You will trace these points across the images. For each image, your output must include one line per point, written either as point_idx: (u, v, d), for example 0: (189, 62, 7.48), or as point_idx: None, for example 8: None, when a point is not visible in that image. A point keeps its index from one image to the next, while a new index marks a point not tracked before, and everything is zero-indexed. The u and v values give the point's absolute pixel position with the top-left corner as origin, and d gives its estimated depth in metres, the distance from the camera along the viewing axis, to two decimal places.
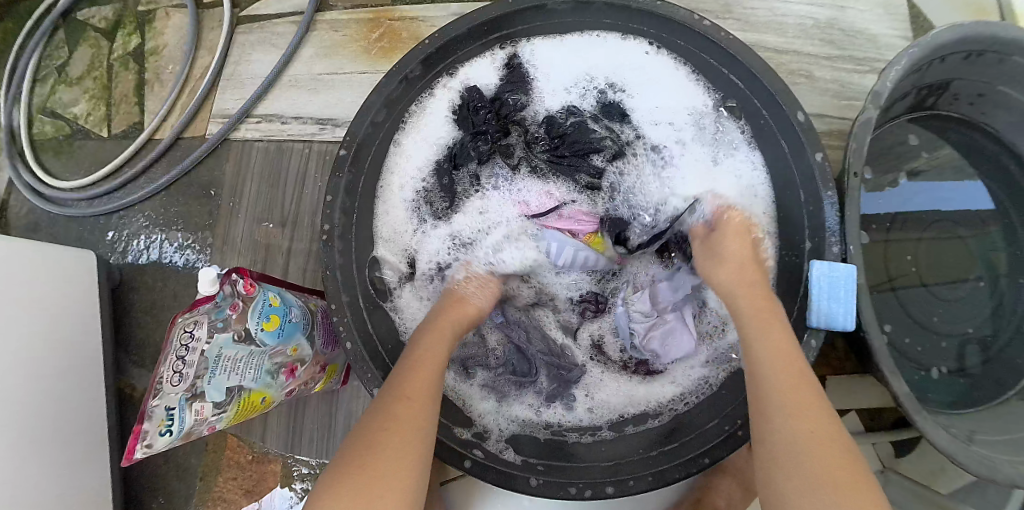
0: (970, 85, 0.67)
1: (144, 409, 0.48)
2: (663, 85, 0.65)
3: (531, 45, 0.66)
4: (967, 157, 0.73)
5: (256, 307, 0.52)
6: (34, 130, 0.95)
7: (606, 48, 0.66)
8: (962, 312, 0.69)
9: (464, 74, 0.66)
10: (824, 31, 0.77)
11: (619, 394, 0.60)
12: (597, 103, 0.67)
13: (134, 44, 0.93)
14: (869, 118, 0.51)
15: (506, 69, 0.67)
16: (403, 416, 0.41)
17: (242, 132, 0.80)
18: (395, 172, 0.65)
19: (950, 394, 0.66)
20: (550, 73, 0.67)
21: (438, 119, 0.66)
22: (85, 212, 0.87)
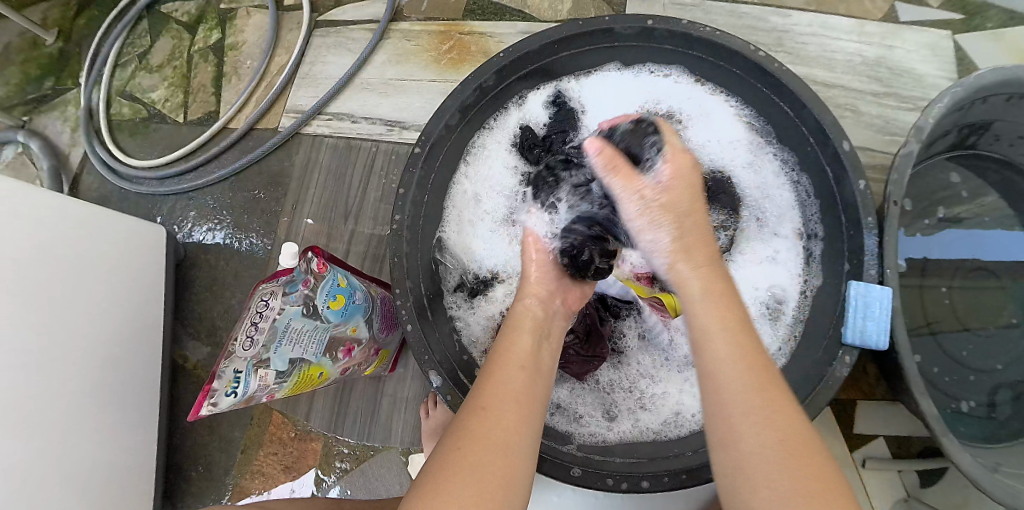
0: (1011, 127, 0.69)
1: (215, 369, 0.52)
2: (695, 105, 0.70)
3: (577, 83, 0.71)
4: (1010, 196, 0.74)
5: (325, 286, 0.56)
6: (113, 111, 1.02)
7: (639, 80, 0.71)
8: (996, 347, 0.70)
9: (515, 112, 0.70)
10: (872, 69, 0.80)
11: (631, 417, 0.61)
12: None
13: (214, 39, 1.00)
14: (909, 151, 0.54)
15: (551, 106, 0.71)
16: (475, 430, 0.38)
17: (312, 128, 0.85)
18: (462, 194, 0.69)
19: (983, 429, 0.67)
20: (598, 111, 0.72)
21: (494, 152, 0.70)
22: (157, 191, 0.93)
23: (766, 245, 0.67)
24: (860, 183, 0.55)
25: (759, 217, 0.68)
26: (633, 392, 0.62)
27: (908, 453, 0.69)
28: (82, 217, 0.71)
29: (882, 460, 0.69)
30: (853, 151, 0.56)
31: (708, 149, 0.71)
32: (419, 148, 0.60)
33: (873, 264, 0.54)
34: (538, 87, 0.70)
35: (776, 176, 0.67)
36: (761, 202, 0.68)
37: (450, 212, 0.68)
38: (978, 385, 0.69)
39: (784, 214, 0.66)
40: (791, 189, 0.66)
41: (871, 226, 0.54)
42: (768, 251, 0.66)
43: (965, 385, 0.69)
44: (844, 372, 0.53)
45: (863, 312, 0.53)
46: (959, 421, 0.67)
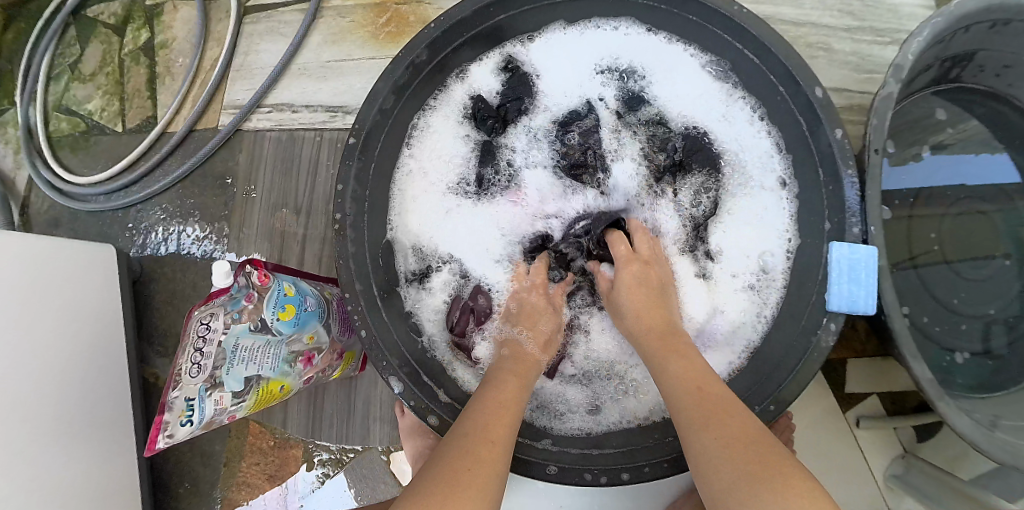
0: (996, 56, 0.65)
1: (164, 401, 0.50)
2: (658, 58, 0.65)
3: (530, 45, 0.66)
4: (994, 128, 0.71)
5: (272, 297, 0.53)
6: (50, 127, 0.96)
7: (585, 38, 0.66)
8: (989, 291, 0.67)
9: (467, 81, 0.66)
10: (842, 2, 0.75)
11: (614, 409, 0.59)
12: (622, 92, 0.67)
13: (145, 38, 0.94)
14: (891, 92, 0.50)
15: (504, 74, 0.67)
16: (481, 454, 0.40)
17: (254, 122, 0.80)
18: (413, 176, 0.66)
19: (973, 377, 0.65)
20: (551, 73, 0.67)
21: (446, 128, 0.66)
22: (103, 207, 0.89)
23: (749, 202, 0.63)
24: (837, 132, 0.51)
25: (736, 172, 0.63)
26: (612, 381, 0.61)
27: (903, 410, 0.68)
28: (25, 244, 0.67)
29: (874, 418, 0.67)
30: (828, 97, 0.51)
31: (674, 104, 0.66)
32: (355, 138, 0.55)
33: (857, 221, 0.51)
34: (489, 54, 0.65)
35: (747, 129, 0.63)
36: (735, 159, 0.63)
37: (399, 194, 0.65)
38: (970, 333, 0.66)
39: (759, 168, 0.62)
40: (760, 140, 0.62)
41: (852, 174, 0.51)
42: (749, 215, 0.62)
43: (957, 333, 0.66)
44: (830, 341, 0.50)
45: (848, 276, 0.50)
46: (955, 373, 0.65)
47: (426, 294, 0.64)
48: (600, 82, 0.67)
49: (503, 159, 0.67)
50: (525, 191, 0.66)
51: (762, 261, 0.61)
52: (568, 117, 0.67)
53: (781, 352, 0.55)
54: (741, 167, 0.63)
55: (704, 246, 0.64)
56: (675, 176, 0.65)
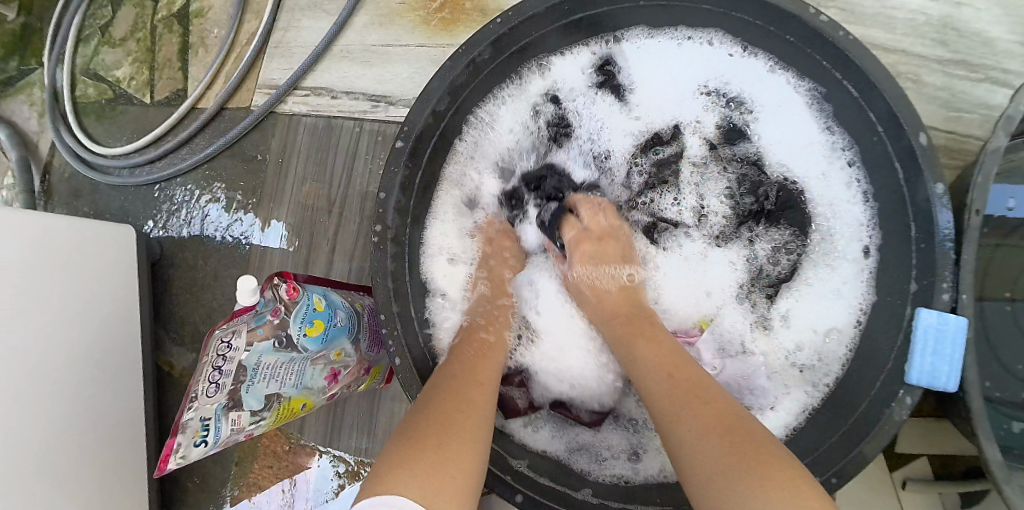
0: None
1: (178, 422, 0.45)
2: (764, 87, 0.59)
3: (620, 44, 0.61)
4: None
5: (300, 312, 0.47)
6: (77, 92, 0.92)
7: (684, 50, 0.60)
8: None
9: (558, 75, 0.62)
10: (936, 31, 0.67)
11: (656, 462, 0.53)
12: (722, 122, 0.63)
13: (179, 5, 0.88)
14: (999, 146, 0.41)
15: (598, 73, 0.63)
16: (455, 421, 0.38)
17: (288, 106, 0.75)
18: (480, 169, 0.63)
19: None
20: (645, 78, 0.63)
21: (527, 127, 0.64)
22: (127, 182, 0.85)
23: (833, 267, 0.57)
24: (938, 187, 0.44)
25: (826, 240, 0.58)
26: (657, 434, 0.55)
27: (952, 475, 0.60)
28: (38, 225, 0.62)
29: (920, 481, 0.60)
30: (932, 145, 0.44)
31: (776, 149, 0.61)
32: (401, 141, 0.49)
33: (947, 288, 0.43)
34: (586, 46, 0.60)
35: (847, 187, 0.56)
36: (828, 215, 0.58)
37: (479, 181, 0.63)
38: None
39: (854, 233, 0.56)
40: (857, 207, 0.55)
41: (948, 237, 0.44)
42: (823, 286, 0.58)
43: None
44: (904, 417, 0.44)
45: (932, 349, 0.43)
46: None
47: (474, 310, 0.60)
48: (703, 104, 0.63)
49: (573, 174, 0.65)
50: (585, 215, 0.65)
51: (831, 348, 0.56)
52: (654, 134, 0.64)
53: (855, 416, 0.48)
54: (837, 225, 0.57)
55: (776, 310, 0.59)
56: (755, 222, 0.62)
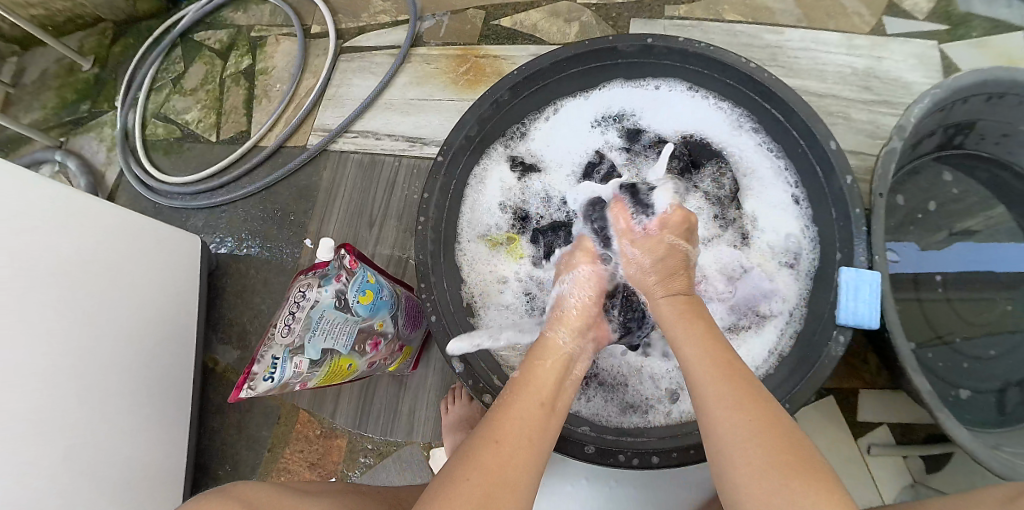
0: (995, 125, 0.75)
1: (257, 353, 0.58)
2: (633, 95, 0.74)
3: (516, 141, 0.74)
4: (1001, 194, 0.79)
5: (356, 281, 0.61)
6: (147, 131, 1.08)
7: (563, 115, 0.75)
8: (989, 334, 0.74)
9: (485, 172, 0.73)
10: (863, 78, 0.86)
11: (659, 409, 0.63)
12: (621, 133, 0.75)
13: (246, 64, 1.07)
14: (893, 148, 0.61)
15: (510, 160, 0.74)
16: (498, 457, 0.41)
17: (338, 145, 0.91)
18: (470, 240, 0.71)
19: (981, 412, 0.71)
20: (551, 144, 0.75)
21: (494, 195, 0.73)
22: (189, 205, 0.99)
23: (761, 204, 0.71)
24: (848, 179, 0.60)
25: (748, 176, 0.72)
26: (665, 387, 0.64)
27: (913, 439, 0.74)
28: (122, 223, 0.75)
29: (886, 446, 0.74)
30: (840, 150, 0.60)
31: (664, 126, 0.75)
32: (440, 159, 0.65)
33: (863, 251, 0.58)
34: (484, 155, 0.72)
35: (747, 145, 0.72)
36: (743, 163, 0.72)
37: (469, 277, 0.70)
38: (974, 371, 0.73)
39: (757, 162, 0.71)
40: (744, 139, 0.72)
41: (861, 217, 0.59)
42: (770, 199, 0.70)
43: (962, 373, 0.73)
44: (840, 353, 0.57)
45: (854, 295, 0.57)
46: (962, 408, 0.71)
47: (503, 311, 0.69)
48: (602, 131, 0.76)
49: (558, 210, 0.73)
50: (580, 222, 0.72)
51: (797, 246, 0.68)
52: (586, 169, 0.75)
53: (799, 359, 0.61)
54: (752, 175, 0.71)
55: (744, 216, 0.72)
56: (692, 175, 0.73)
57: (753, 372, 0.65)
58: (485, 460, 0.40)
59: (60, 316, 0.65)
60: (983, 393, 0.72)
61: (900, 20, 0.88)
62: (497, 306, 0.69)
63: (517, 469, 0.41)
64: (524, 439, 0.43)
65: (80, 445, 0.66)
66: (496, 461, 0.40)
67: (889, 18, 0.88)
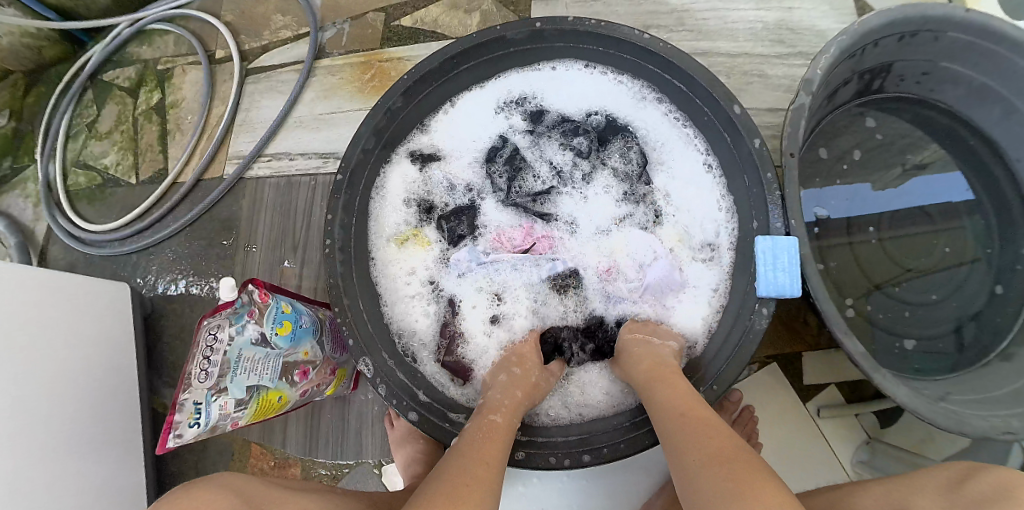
0: (914, 65, 0.70)
1: (175, 403, 0.55)
2: (535, 78, 0.72)
3: (418, 135, 0.72)
4: (926, 130, 0.75)
5: (271, 314, 0.59)
6: (68, 181, 1.05)
7: (466, 102, 0.72)
8: (929, 279, 0.71)
9: (389, 168, 0.70)
10: (774, 32, 0.83)
11: (582, 399, 0.62)
12: (525, 115, 0.73)
13: (156, 99, 1.04)
14: (801, 104, 0.55)
15: (414, 154, 0.71)
16: (465, 490, 0.40)
17: (254, 171, 0.89)
18: (377, 241, 0.68)
19: (929, 362, 0.68)
20: (455, 135, 0.72)
21: (398, 192, 0.70)
22: (118, 251, 0.97)
23: (673, 177, 0.68)
24: (756, 142, 0.56)
25: (655, 149, 0.69)
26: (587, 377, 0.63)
27: (860, 397, 0.71)
28: (48, 284, 0.72)
29: (836, 407, 0.70)
30: (745, 113, 0.57)
31: (568, 104, 0.72)
32: (340, 174, 0.62)
33: (778, 217, 0.54)
34: (387, 152, 0.69)
35: (654, 116, 0.69)
36: (649, 137, 0.69)
37: (380, 281, 0.67)
38: (917, 319, 0.70)
39: (665, 133, 0.69)
40: (649, 111, 0.69)
41: (772, 181, 0.55)
42: (682, 172, 0.68)
43: (907, 321, 0.70)
44: (763, 324, 0.53)
45: (771, 264, 0.54)
46: (908, 360, 0.68)
47: (414, 314, 0.66)
48: (506, 115, 0.73)
49: (463, 198, 0.71)
50: (487, 210, 0.70)
51: (713, 216, 0.65)
52: (490, 154, 0.72)
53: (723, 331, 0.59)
54: (660, 148, 0.69)
55: (656, 192, 0.68)
56: (601, 153, 0.70)
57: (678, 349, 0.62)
58: (450, 495, 0.39)
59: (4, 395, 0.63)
60: (928, 340, 0.69)
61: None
62: (409, 307, 0.67)
63: (480, 501, 0.40)
64: (482, 474, 0.43)
65: (50, 507, 0.66)
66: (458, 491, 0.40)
67: None
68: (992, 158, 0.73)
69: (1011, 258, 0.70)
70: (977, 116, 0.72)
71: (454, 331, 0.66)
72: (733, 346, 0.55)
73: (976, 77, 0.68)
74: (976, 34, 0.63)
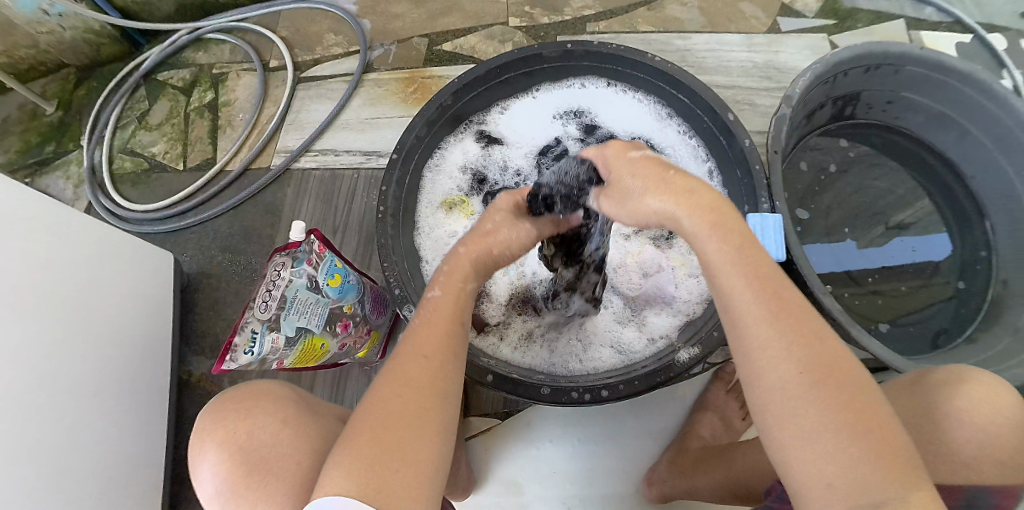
0: (880, 94, 0.84)
1: (237, 327, 0.62)
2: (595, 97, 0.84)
3: (485, 121, 0.83)
4: (892, 152, 0.90)
5: (326, 265, 0.67)
6: (114, 165, 1.13)
7: (536, 102, 0.84)
8: (899, 273, 0.85)
9: (459, 141, 0.82)
10: (763, 70, 0.97)
11: (591, 360, 0.65)
12: (581, 127, 0.85)
13: (209, 98, 1.15)
14: (783, 114, 0.68)
15: (479, 136, 0.83)
16: (391, 420, 0.39)
17: (302, 163, 0.99)
18: (432, 201, 0.79)
19: (903, 342, 0.80)
20: (516, 129, 0.84)
21: (459, 161, 0.82)
22: (158, 229, 1.03)
23: None
24: (747, 143, 0.69)
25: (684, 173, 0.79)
26: (597, 345, 0.67)
27: None
28: (97, 240, 0.78)
29: None
30: (737, 120, 0.69)
31: (619, 125, 0.84)
32: (396, 154, 0.72)
33: (765, 199, 0.65)
34: (461, 127, 0.82)
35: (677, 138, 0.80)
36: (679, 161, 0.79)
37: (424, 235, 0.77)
38: (887, 307, 0.83)
39: (693, 159, 0.78)
40: (675, 134, 0.80)
41: (760, 172, 0.67)
42: None
43: (880, 309, 0.83)
44: None
45: (761, 234, 0.62)
46: (885, 339, 0.80)
47: None
48: (563, 122, 0.85)
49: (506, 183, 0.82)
50: None
51: (715, 223, 0.71)
52: (545, 148, 0.84)
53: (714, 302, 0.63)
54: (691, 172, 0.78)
55: None
56: None
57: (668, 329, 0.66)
58: (374, 432, 0.39)
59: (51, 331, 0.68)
60: (898, 325, 0.81)
61: (790, 19, 1.02)
62: (446, 262, 0.76)
63: (410, 427, 0.39)
64: (420, 392, 0.41)
65: (74, 450, 0.69)
66: (382, 424, 0.39)
67: (781, 18, 1.02)
68: (952, 177, 0.87)
69: (970, 258, 0.84)
70: (936, 139, 0.86)
71: (478, 294, 0.70)
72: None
73: (936, 106, 0.82)
74: (931, 68, 0.77)
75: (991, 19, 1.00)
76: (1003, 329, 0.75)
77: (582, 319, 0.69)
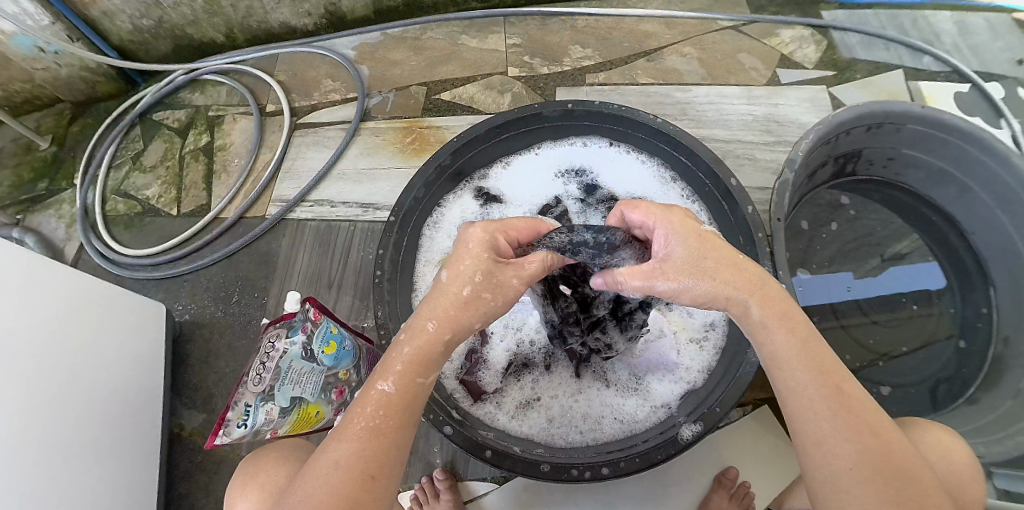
0: (880, 152, 0.84)
1: (230, 401, 0.62)
2: (595, 157, 0.84)
3: (484, 180, 0.83)
4: (893, 206, 0.90)
5: (321, 332, 0.67)
6: (107, 207, 1.12)
7: (536, 162, 0.84)
8: (898, 332, 0.83)
9: (456, 202, 0.81)
10: (762, 122, 0.98)
11: (588, 431, 0.65)
12: (581, 188, 0.84)
13: (204, 141, 1.14)
14: (786, 179, 0.68)
15: (478, 195, 0.82)
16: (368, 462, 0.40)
17: (296, 214, 0.99)
18: (428, 264, 0.78)
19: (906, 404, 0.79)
20: (516, 190, 0.84)
21: (456, 220, 0.81)
22: (151, 276, 1.02)
23: None
24: (750, 208, 0.68)
25: None
26: (595, 414, 0.67)
27: None
28: (86, 296, 0.76)
29: None
30: (740, 184, 0.69)
31: (619, 186, 0.83)
32: (393, 217, 0.72)
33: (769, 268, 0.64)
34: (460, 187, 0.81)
35: (675, 199, 0.79)
36: None
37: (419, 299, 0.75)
38: (887, 368, 0.81)
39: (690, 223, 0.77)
40: (672, 195, 0.79)
41: (763, 240, 0.66)
42: None
43: (881, 370, 0.81)
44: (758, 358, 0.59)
45: None
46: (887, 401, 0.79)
47: None
48: (562, 182, 0.84)
49: None
50: None
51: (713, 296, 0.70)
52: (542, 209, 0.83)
53: (711, 381, 0.64)
54: None
55: None
56: None
57: (663, 406, 0.66)
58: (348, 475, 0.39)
59: (40, 396, 0.66)
60: (901, 387, 0.80)
61: (789, 70, 1.03)
62: None
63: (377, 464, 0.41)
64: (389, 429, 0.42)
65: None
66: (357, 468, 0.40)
67: (780, 69, 1.03)
68: (951, 231, 0.87)
69: (973, 315, 0.83)
70: (935, 195, 0.87)
71: (479, 357, 0.71)
72: (731, 376, 0.60)
73: (936, 163, 0.83)
74: (931, 126, 0.77)
75: (988, 69, 1.01)
76: (1004, 392, 0.74)
77: (583, 385, 0.69)
